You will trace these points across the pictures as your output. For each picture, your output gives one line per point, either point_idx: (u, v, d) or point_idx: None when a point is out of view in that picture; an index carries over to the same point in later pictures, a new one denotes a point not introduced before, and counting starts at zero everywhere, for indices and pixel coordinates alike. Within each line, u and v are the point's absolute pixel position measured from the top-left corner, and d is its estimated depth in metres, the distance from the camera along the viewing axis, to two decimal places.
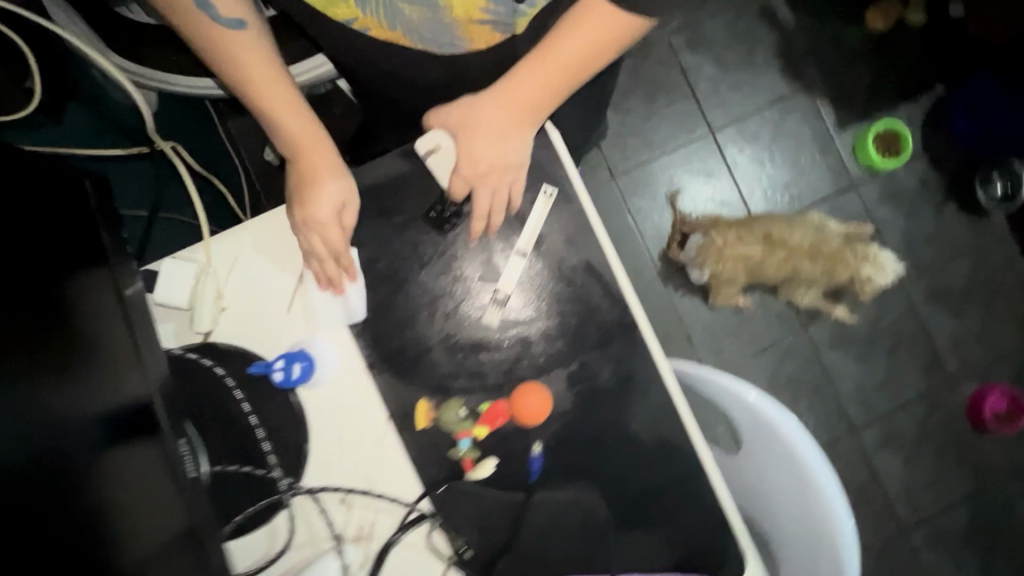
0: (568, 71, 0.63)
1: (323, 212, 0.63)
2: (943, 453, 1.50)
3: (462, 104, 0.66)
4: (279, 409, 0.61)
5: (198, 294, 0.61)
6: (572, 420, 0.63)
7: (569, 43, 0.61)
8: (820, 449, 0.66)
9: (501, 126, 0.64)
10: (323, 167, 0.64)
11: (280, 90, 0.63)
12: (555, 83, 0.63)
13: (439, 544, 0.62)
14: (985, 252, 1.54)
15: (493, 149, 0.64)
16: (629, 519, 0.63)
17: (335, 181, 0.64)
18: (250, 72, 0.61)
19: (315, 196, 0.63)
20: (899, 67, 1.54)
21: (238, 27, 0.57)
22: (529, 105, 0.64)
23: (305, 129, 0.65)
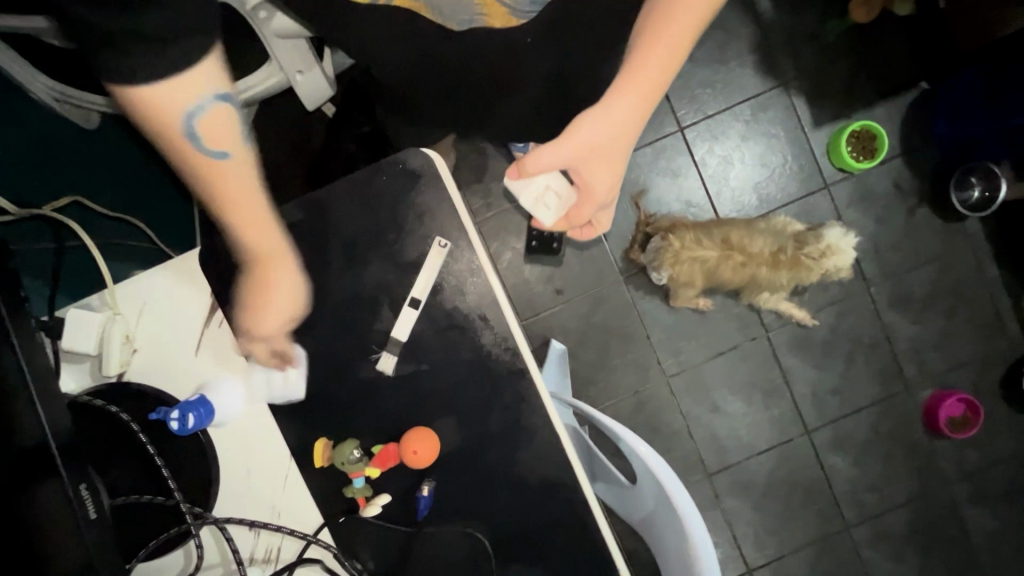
0: (671, 52, 0.60)
1: (269, 331, 0.60)
2: (892, 455, 1.54)
3: (580, 140, 0.65)
4: (186, 448, 0.65)
5: (105, 340, 0.64)
6: (460, 460, 0.67)
7: (673, 20, 0.58)
8: (705, 525, 0.65)
9: (621, 139, 0.66)
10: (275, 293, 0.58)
11: (256, 205, 0.52)
12: (666, 68, 0.61)
13: (340, 570, 0.67)
14: (954, 258, 1.52)
15: (611, 168, 0.68)
16: (513, 554, 0.67)
17: (280, 315, 0.60)
18: (222, 185, 0.50)
19: (262, 312, 0.59)
20: (879, 63, 1.49)
21: (222, 155, 0.48)
22: (639, 101, 0.63)
23: (260, 245, 0.55)
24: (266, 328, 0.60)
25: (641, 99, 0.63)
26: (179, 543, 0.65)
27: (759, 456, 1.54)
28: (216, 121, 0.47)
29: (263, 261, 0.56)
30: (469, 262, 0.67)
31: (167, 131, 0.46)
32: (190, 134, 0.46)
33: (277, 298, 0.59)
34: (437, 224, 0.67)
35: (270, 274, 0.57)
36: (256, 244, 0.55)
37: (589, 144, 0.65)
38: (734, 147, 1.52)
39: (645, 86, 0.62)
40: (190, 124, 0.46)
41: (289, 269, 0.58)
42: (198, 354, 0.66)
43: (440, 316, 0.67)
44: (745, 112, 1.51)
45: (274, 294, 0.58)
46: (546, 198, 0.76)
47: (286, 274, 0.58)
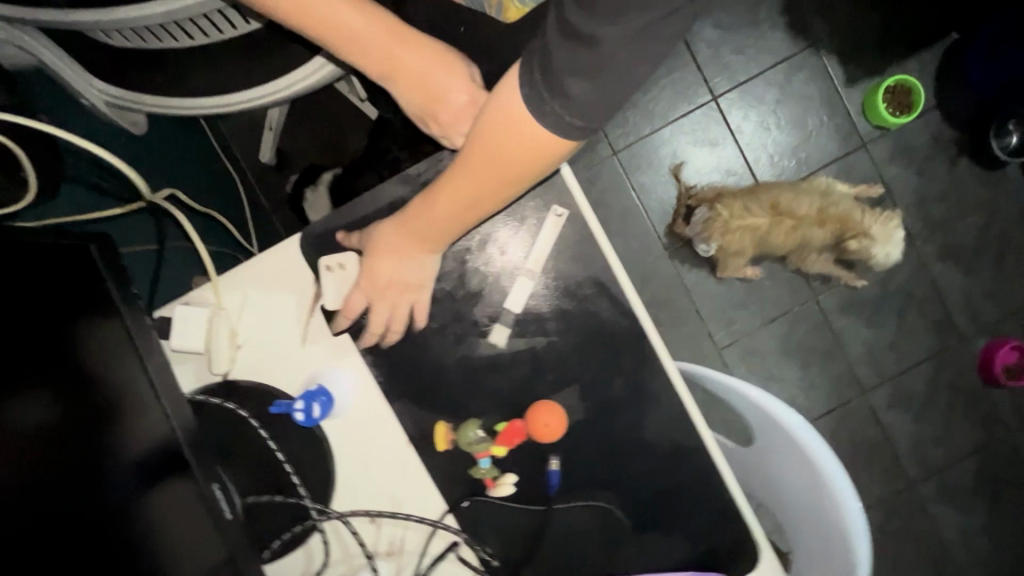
0: (476, 193, 0.54)
1: (459, 107, 0.63)
2: (951, 408, 1.53)
3: (369, 229, 0.62)
4: (303, 443, 0.63)
5: (213, 336, 0.62)
6: (585, 431, 0.64)
7: (477, 157, 0.52)
8: (842, 467, 0.64)
9: (401, 252, 0.61)
10: (435, 70, 0.62)
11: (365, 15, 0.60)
12: (462, 205, 0.55)
13: (469, 555, 0.65)
14: (997, 206, 1.52)
15: (391, 270, 0.62)
16: (646, 521, 0.65)
17: (458, 80, 0.63)
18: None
19: (447, 89, 0.63)
20: (908, 17, 1.48)
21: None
22: (428, 227, 0.58)
23: (404, 37, 0.62)
24: (460, 105, 0.63)
25: (428, 226, 0.58)
26: (304, 540, 0.63)
27: (818, 419, 1.53)
28: None
29: (406, 50, 0.62)
30: (582, 233, 0.65)
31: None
32: None
33: (448, 75, 0.63)
34: (547, 194, 0.65)
35: (434, 63, 0.63)
36: (383, 40, 0.61)
37: (373, 241, 0.62)
38: (769, 112, 1.50)
39: (430, 213, 0.57)
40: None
41: (439, 48, 0.64)
42: (306, 343, 0.64)
43: (551, 287, 0.65)
44: (778, 76, 1.49)
45: (434, 60, 0.63)
46: (328, 276, 0.63)
47: (438, 52, 0.63)
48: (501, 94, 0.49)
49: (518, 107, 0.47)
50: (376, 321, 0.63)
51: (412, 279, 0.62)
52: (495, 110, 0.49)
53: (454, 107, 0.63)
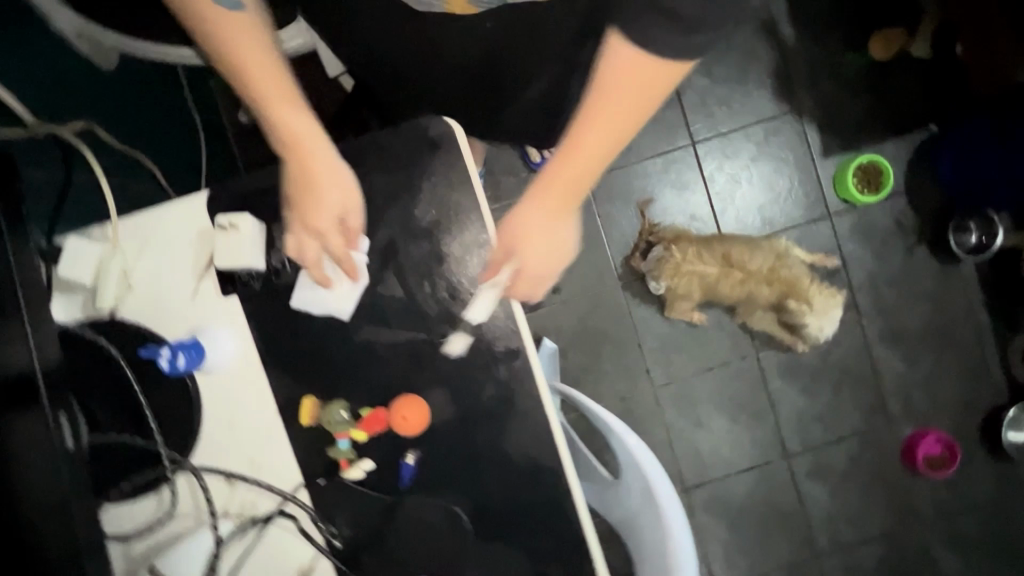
0: (607, 149, 0.58)
1: (323, 223, 0.63)
2: (869, 488, 1.55)
3: (505, 225, 0.65)
4: (171, 391, 0.64)
5: (103, 271, 0.63)
6: (447, 431, 0.66)
7: (600, 114, 0.55)
8: (687, 521, 0.70)
9: (547, 227, 0.64)
10: (321, 174, 0.62)
11: (280, 83, 0.59)
12: (594, 163, 0.59)
13: (312, 533, 0.65)
14: (946, 300, 1.54)
15: (543, 249, 0.64)
16: (491, 532, 0.67)
17: (334, 198, 0.63)
18: (238, 47, 0.55)
19: (315, 207, 0.63)
20: (892, 101, 1.51)
21: (240, 10, 0.53)
22: (561, 195, 0.62)
23: (301, 126, 0.61)
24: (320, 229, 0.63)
25: (564, 192, 0.61)
26: (152, 487, 0.64)
27: (737, 474, 1.54)
28: None
29: (296, 143, 0.61)
30: (479, 239, 0.67)
31: None
32: None
33: (330, 194, 0.63)
34: (455, 195, 0.67)
35: (313, 172, 0.62)
36: (295, 128, 0.61)
37: (516, 233, 0.64)
38: (743, 167, 1.53)
39: (570, 180, 0.60)
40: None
41: (331, 155, 0.62)
42: (195, 296, 0.65)
43: (442, 286, 0.67)
44: (757, 134, 1.53)
45: (321, 165, 0.62)
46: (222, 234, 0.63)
47: (329, 165, 0.62)
48: (612, 51, 0.52)
49: (635, 53, 0.51)
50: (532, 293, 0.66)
51: (566, 242, 0.65)
52: (612, 63, 0.52)
53: (319, 221, 0.63)
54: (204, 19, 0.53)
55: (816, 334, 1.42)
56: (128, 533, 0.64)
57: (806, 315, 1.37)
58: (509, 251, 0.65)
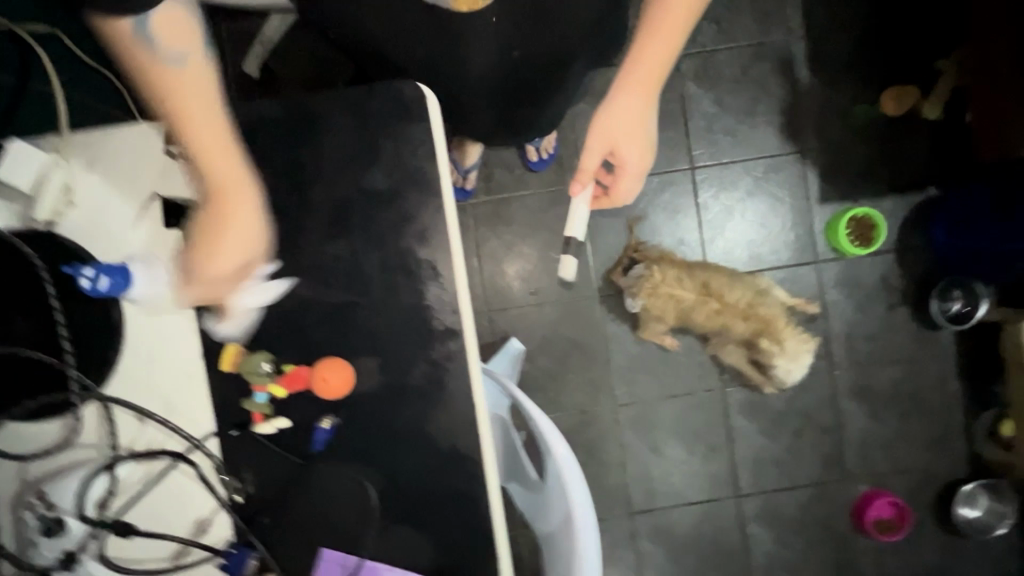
0: (668, 41, 0.67)
1: (222, 275, 0.58)
2: (815, 541, 1.52)
3: (598, 124, 0.70)
4: (95, 316, 0.62)
5: (45, 179, 0.61)
6: (370, 402, 0.64)
7: (666, 12, 0.65)
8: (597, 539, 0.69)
9: (635, 119, 0.70)
10: (237, 222, 0.56)
11: (218, 135, 0.53)
12: (665, 51, 0.67)
13: (215, 485, 0.63)
14: (921, 365, 1.53)
15: (636, 140, 0.70)
16: (397, 513, 0.65)
17: (233, 256, 0.57)
18: (169, 88, 0.51)
19: (217, 253, 0.57)
20: (895, 157, 1.51)
21: (174, 60, 0.50)
22: (647, 78, 0.68)
23: (227, 179, 0.55)
24: (223, 274, 0.58)
25: (643, 81, 0.68)
26: (58, 412, 0.61)
27: (685, 506, 1.52)
28: (166, 19, 0.49)
29: (222, 189, 0.55)
30: (435, 214, 0.65)
31: (122, 37, 0.48)
32: (143, 30, 0.48)
33: (235, 242, 0.57)
34: (418, 165, 0.65)
35: (228, 221, 0.56)
36: (218, 168, 0.54)
37: (611, 130, 0.70)
38: (738, 200, 1.52)
39: (649, 68, 0.68)
40: (141, 22, 0.48)
41: (255, 207, 0.57)
42: (137, 224, 0.64)
43: (391, 256, 0.65)
44: (757, 169, 1.52)
45: (238, 225, 0.56)
46: None
47: (246, 216, 0.56)
48: None
49: None
50: (635, 181, 0.73)
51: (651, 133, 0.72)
52: None
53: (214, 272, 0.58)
54: (133, 58, 0.49)
55: (784, 378, 1.40)
56: (26, 455, 0.62)
57: (776, 356, 1.34)
58: (609, 148, 0.71)
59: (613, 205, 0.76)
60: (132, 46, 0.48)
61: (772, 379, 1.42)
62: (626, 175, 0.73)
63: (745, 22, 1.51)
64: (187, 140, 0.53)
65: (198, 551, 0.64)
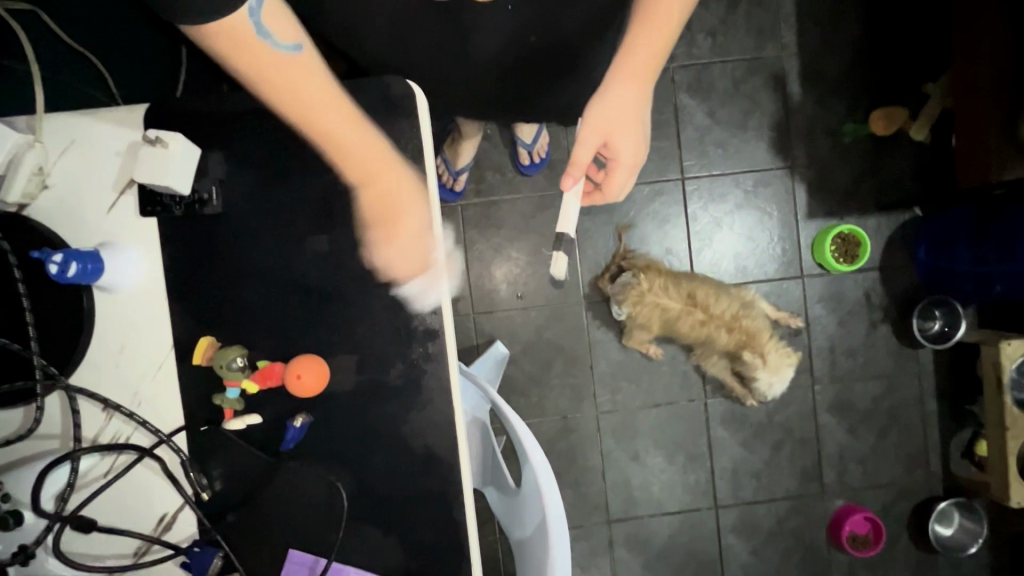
0: (664, 31, 0.65)
1: (408, 242, 0.63)
2: (790, 554, 1.53)
3: (592, 115, 0.69)
4: (63, 303, 0.60)
5: (17, 160, 0.59)
6: (344, 401, 0.63)
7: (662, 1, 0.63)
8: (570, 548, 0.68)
9: (629, 111, 0.68)
10: (399, 191, 0.62)
11: (348, 116, 0.57)
12: (660, 41, 0.65)
13: (181, 481, 0.62)
14: (900, 383, 1.54)
15: (630, 132, 0.69)
16: (368, 516, 0.63)
17: (405, 227, 0.62)
18: (302, 86, 0.54)
19: (400, 227, 0.63)
20: (882, 177, 1.53)
21: (296, 50, 0.52)
22: (641, 71, 0.67)
23: (376, 153, 0.60)
24: (409, 242, 0.63)
25: (636, 73, 0.67)
26: (20, 399, 0.59)
27: (664, 516, 1.52)
28: (277, 16, 0.50)
29: (379, 165, 0.60)
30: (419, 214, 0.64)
31: (249, 48, 0.50)
32: (264, 32, 0.49)
33: (408, 210, 0.62)
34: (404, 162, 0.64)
35: (395, 189, 0.61)
36: (364, 150, 0.59)
37: (603, 123, 0.69)
38: (727, 212, 1.53)
39: (644, 60, 0.66)
40: (255, 19, 0.48)
41: (407, 171, 0.62)
42: (111, 210, 0.62)
43: (371, 253, 0.63)
44: (747, 182, 1.53)
45: (404, 195, 0.62)
46: (148, 148, 0.58)
47: (403, 180, 0.62)
48: None
49: None
50: (628, 176, 0.72)
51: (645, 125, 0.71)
52: None
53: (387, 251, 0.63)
54: (261, 65, 0.52)
55: (765, 392, 1.41)
56: None
57: (758, 369, 1.35)
58: (603, 139, 0.70)
59: (606, 199, 0.76)
60: (250, 48, 0.50)
61: (754, 392, 1.43)
62: (619, 169, 0.72)
63: (740, 36, 1.52)
64: (325, 129, 0.57)
65: (159, 549, 0.62)
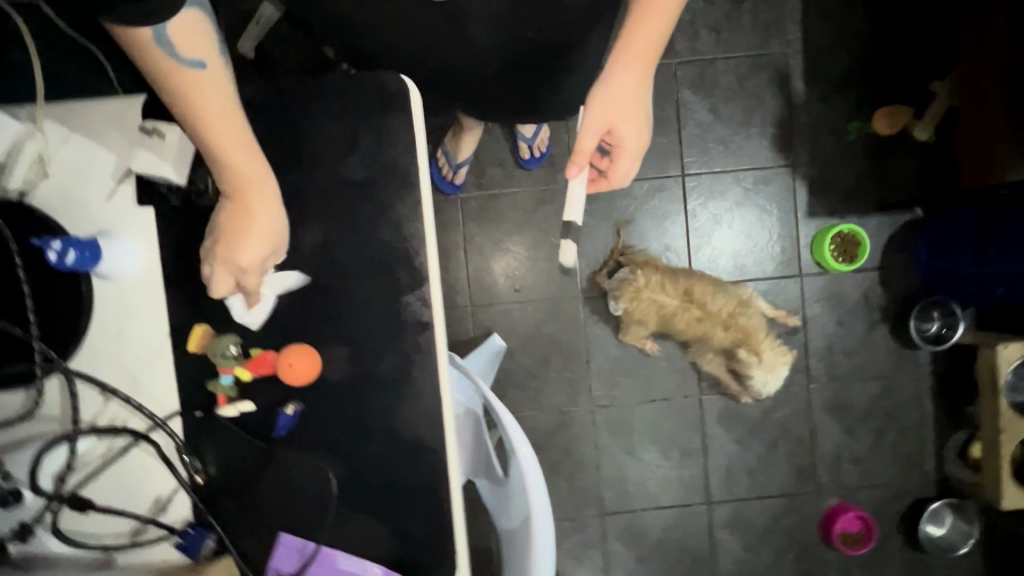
0: (663, 16, 0.66)
1: (248, 262, 0.59)
2: (781, 550, 1.54)
3: (597, 103, 0.69)
4: (63, 289, 0.62)
5: (17, 149, 0.60)
6: (336, 391, 0.65)
7: None
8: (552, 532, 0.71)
9: (632, 97, 0.69)
10: (258, 214, 0.58)
11: (238, 131, 0.54)
12: (659, 26, 0.66)
13: (176, 465, 0.64)
14: (896, 383, 1.54)
15: (634, 117, 0.70)
16: (357, 502, 0.65)
17: (263, 234, 0.59)
18: (192, 94, 0.50)
19: (237, 244, 0.59)
20: (884, 176, 1.52)
21: (198, 66, 0.49)
22: (641, 57, 0.68)
23: (247, 176, 0.56)
24: (248, 261, 0.59)
25: (639, 59, 0.68)
26: (20, 383, 0.61)
27: (657, 510, 1.53)
28: (187, 24, 0.48)
29: (242, 187, 0.57)
30: (411, 207, 0.65)
31: (142, 43, 0.46)
32: (163, 36, 0.46)
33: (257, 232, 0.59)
34: (398, 157, 0.65)
35: (251, 210, 0.58)
36: (241, 169, 0.56)
37: (608, 110, 0.69)
38: (727, 209, 1.53)
39: (644, 45, 0.67)
40: (161, 29, 0.46)
41: (273, 195, 0.59)
42: (111, 198, 0.63)
43: (365, 246, 0.65)
44: (747, 180, 1.53)
45: (259, 220, 0.58)
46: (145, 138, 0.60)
47: (267, 207, 0.59)
48: None
49: None
50: (634, 160, 0.73)
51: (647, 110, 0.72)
52: None
53: (240, 254, 0.59)
54: (144, 59, 0.47)
55: (760, 389, 1.41)
56: None
57: (753, 367, 1.36)
58: (609, 126, 0.70)
59: (610, 186, 0.76)
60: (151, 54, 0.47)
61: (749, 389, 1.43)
62: (623, 156, 0.73)
63: (744, 33, 1.51)
64: (200, 136, 0.53)
65: (156, 529, 0.64)
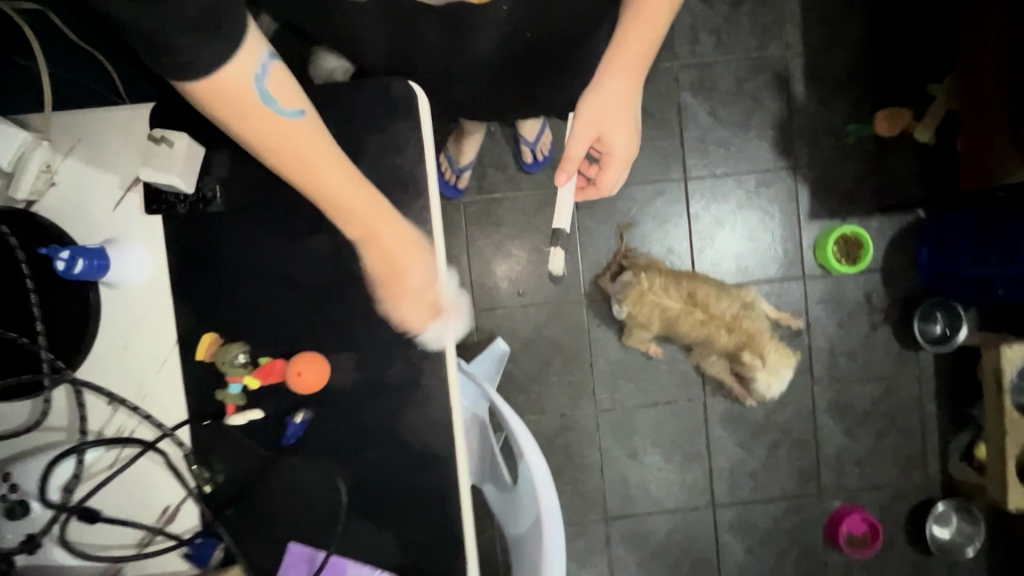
0: (655, 25, 0.65)
1: (413, 287, 0.63)
2: (785, 553, 1.54)
3: (586, 112, 0.69)
4: (71, 298, 0.62)
5: (24, 158, 0.60)
6: (343, 399, 0.64)
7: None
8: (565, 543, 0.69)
9: (623, 106, 0.69)
10: (397, 245, 0.60)
11: (348, 174, 0.55)
12: (652, 34, 0.66)
13: (184, 475, 0.63)
14: (899, 384, 1.54)
15: (623, 126, 0.71)
16: (365, 510, 0.65)
17: (414, 250, 0.62)
18: (301, 150, 0.51)
19: (403, 273, 0.62)
20: (885, 178, 1.52)
21: (298, 116, 0.50)
22: (633, 65, 0.67)
23: (376, 213, 0.58)
24: (412, 287, 0.63)
25: (629, 67, 0.67)
26: (27, 393, 0.61)
27: (660, 514, 1.53)
28: (279, 78, 0.48)
29: (378, 224, 0.59)
30: (419, 213, 0.65)
31: (252, 112, 0.48)
32: (268, 97, 0.48)
33: (410, 260, 0.61)
34: (404, 163, 0.65)
35: (391, 243, 0.60)
36: (364, 210, 0.57)
37: (599, 119, 0.69)
38: (729, 212, 1.53)
39: (634, 53, 0.67)
40: (260, 86, 0.47)
41: (402, 223, 0.61)
42: (118, 207, 0.63)
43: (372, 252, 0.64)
44: (749, 182, 1.53)
45: (403, 247, 0.61)
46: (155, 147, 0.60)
47: (400, 235, 0.60)
48: None
49: None
50: (622, 168, 0.74)
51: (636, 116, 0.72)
52: None
53: (411, 278, 0.62)
54: (260, 131, 0.49)
55: (764, 392, 1.41)
56: None
57: (757, 370, 1.35)
58: (598, 135, 0.71)
59: (600, 193, 0.78)
60: (256, 115, 0.48)
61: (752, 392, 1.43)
62: (612, 163, 0.74)
63: (744, 36, 1.52)
64: (325, 192, 0.54)
65: (162, 540, 0.63)
